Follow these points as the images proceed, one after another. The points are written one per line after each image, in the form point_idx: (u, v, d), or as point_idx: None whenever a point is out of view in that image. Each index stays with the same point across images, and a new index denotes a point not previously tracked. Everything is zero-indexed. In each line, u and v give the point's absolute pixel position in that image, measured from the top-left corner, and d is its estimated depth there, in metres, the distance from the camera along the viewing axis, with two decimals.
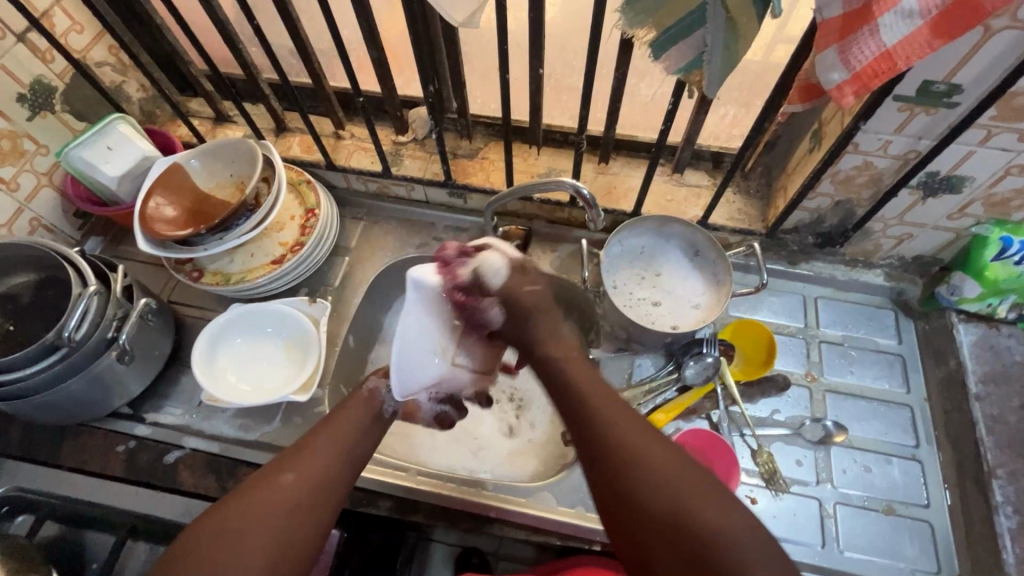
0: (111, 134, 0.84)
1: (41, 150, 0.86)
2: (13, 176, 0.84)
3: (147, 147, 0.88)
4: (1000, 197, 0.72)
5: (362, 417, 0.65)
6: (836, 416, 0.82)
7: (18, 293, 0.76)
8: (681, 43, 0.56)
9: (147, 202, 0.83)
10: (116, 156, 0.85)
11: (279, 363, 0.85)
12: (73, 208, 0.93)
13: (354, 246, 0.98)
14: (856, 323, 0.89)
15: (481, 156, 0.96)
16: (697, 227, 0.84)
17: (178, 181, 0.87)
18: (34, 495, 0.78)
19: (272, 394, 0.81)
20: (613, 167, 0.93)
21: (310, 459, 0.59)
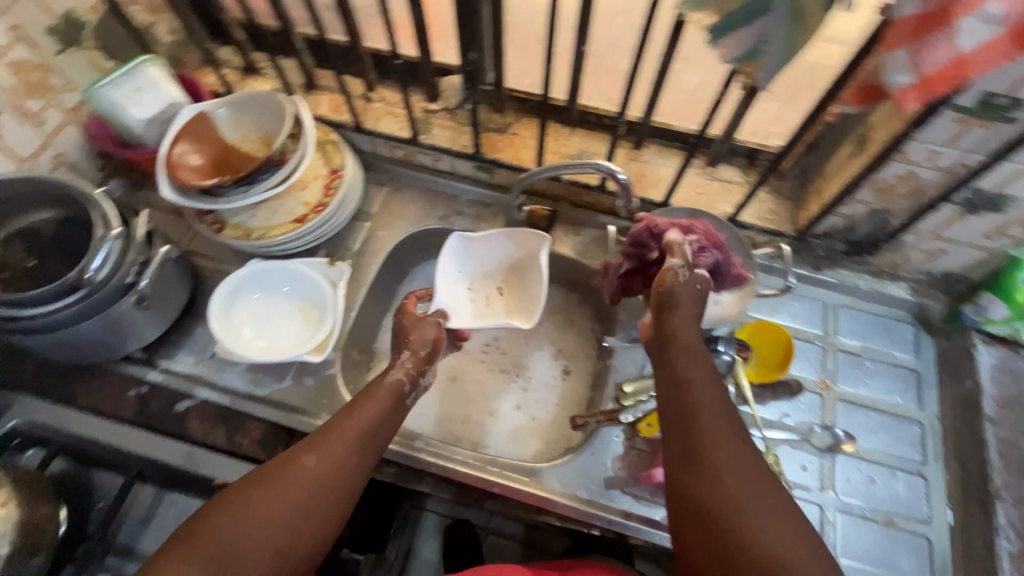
0: (140, 76, 0.82)
1: (68, 86, 0.85)
2: (40, 110, 0.82)
3: (175, 92, 0.86)
4: None
5: (383, 410, 0.64)
6: (845, 424, 0.82)
7: (39, 229, 0.75)
8: (740, 30, 0.54)
9: (172, 148, 0.82)
10: (144, 98, 0.83)
11: (296, 322, 0.85)
12: (96, 148, 0.92)
13: (376, 212, 0.97)
14: (875, 335, 0.88)
15: (511, 131, 0.95)
16: (724, 222, 0.82)
17: (204, 130, 0.85)
18: (46, 430, 0.78)
19: (288, 352, 0.81)
20: (645, 154, 0.91)
21: (325, 463, 0.58)
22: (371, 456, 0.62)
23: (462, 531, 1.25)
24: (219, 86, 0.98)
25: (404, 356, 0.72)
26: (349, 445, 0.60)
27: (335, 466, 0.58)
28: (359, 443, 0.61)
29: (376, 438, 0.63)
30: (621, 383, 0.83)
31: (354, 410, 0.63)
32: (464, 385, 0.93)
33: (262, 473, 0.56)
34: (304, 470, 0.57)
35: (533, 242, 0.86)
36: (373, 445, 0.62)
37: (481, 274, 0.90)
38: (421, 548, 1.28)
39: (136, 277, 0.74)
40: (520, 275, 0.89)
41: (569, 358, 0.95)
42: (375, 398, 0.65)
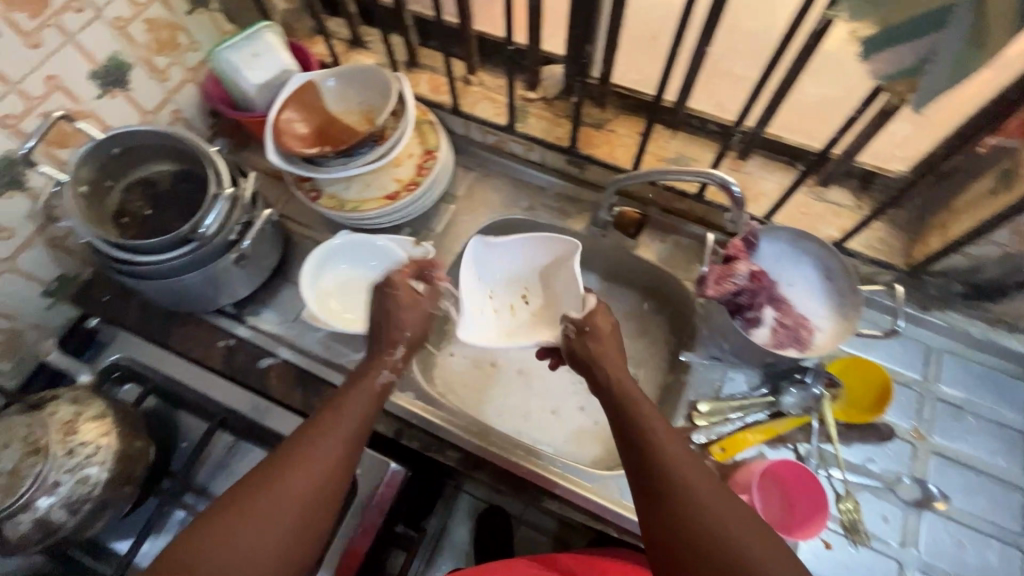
0: (258, 41, 0.85)
1: (192, 45, 0.89)
2: (166, 66, 0.87)
3: (288, 60, 0.89)
4: None
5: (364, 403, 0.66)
6: (937, 480, 0.76)
7: (156, 180, 0.79)
8: (903, 44, 0.50)
9: (280, 114, 0.85)
10: (259, 63, 0.86)
11: (378, 295, 0.86)
12: (208, 107, 0.96)
13: (461, 195, 0.97)
14: (982, 388, 0.81)
15: (608, 128, 0.92)
16: (833, 249, 0.77)
17: (311, 99, 0.88)
18: (143, 370, 0.83)
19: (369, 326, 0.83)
20: (749, 165, 0.86)
21: (317, 469, 0.60)
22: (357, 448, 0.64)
23: (496, 517, 1.25)
24: (326, 57, 1.00)
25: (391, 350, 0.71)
26: (342, 449, 0.62)
27: (330, 469, 0.60)
28: (349, 443, 0.63)
29: (362, 436, 0.65)
30: (695, 402, 0.80)
31: (340, 409, 0.64)
32: (529, 379, 0.92)
33: (255, 481, 0.58)
34: (300, 473, 0.59)
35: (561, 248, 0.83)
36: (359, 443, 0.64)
37: (503, 283, 0.88)
38: (453, 527, 1.29)
39: (238, 236, 0.77)
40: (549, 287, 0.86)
41: (637, 366, 0.93)
42: (360, 397, 0.66)
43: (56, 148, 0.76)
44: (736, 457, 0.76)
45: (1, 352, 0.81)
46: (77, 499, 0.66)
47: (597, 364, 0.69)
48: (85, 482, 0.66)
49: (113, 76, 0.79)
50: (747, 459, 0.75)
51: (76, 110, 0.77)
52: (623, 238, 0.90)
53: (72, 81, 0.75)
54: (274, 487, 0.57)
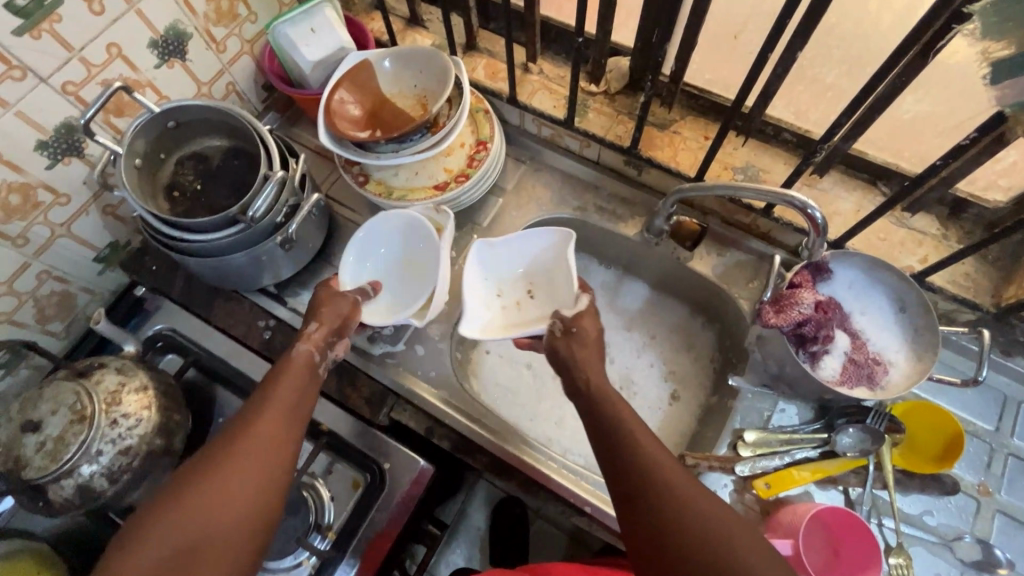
0: (317, 16, 0.83)
1: (251, 17, 0.87)
2: (223, 37, 0.85)
3: (346, 37, 0.86)
4: None
5: (297, 383, 0.63)
6: (1001, 542, 0.70)
7: (208, 155, 0.79)
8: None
9: (333, 94, 0.82)
10: (317, 40, 0.84)
11: (404, 277, 0.82)
12: (263, 81, 0.94)
13: (510, 189, 0.93)
14: None
15: (673, 129, 0.86)
16: (914, 284, 0.70)
17: (365, 80, 0.85)
18: (186, 342, 0.85)
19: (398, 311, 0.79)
20: (824, 182, 0.80)
21: (254, 449, 0.56)
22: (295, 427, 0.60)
23: (515, 509, 1.25)
24: (382, 34, 0.97)
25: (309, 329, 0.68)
26: (276, 425, 0.59)
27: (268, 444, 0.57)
28: (283, 418, 0.60)
29: (300, 411, 0.62)
30: (741, 430, 0.76)
31: (269, 387, 0.61)
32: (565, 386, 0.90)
33: (186, 472, 0.55)
34: (233, 453, 0.56)
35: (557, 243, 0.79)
36: (297, 418, 0.61)
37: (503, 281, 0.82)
38: (470, 514, 1.29)
39: (286, 219, 0.76)
40: (550, 273, 0.80)
41: (678, 383, 0.88)
42: (291, 374, 0.63)
43: (114, 118, 0.76)
44: (781, 495, 0.72)
45: (54, 314, 0.83)
46: (117, 469, 0.67)
47: (579, 368, 0.66)
48: (126, 453, 0.67)
49: (172, 46, 0.78)
50: (793, 498, 0.71)
51: (135, 79, 0.76)
52: (677, 249, 0.85)
53: (132, 50, 0.74)
54: (210, 472, 0.54)
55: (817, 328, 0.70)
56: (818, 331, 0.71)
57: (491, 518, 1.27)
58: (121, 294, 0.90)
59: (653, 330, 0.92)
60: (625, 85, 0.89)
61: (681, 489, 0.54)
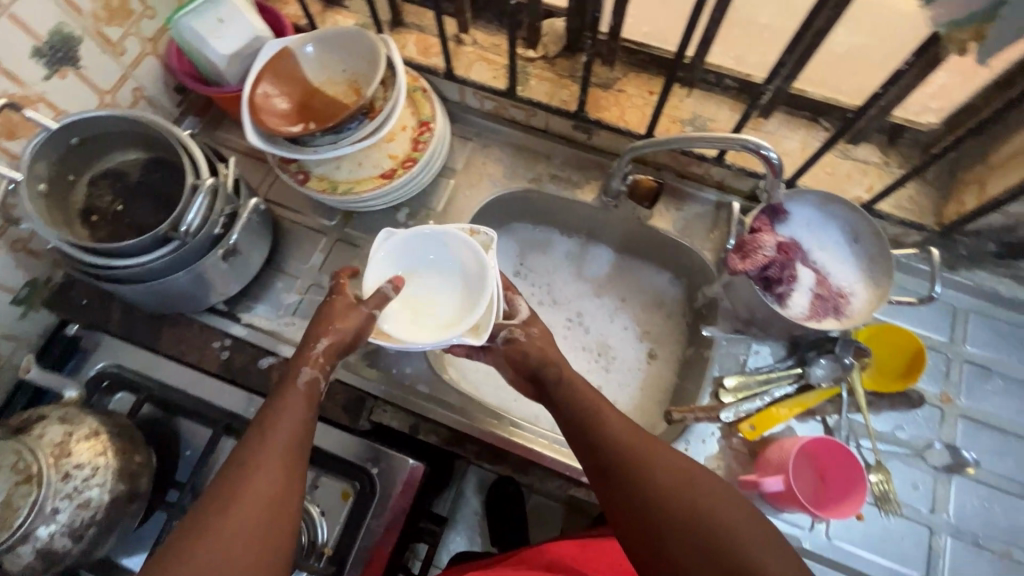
0: (224, 5, 0.75)
1: (147, 12, 0.79)
2: (120, 38, 0.76)
3: (258, 24, 0.79)
4: None
5: (301, 414, 0.59)
6: (966, 444, 0.75)
7: (124, 171, 0.71)
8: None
9: (255, 88, 0.76)
10: (227, 30, 0.76)
11: (448, 299, 0.72)
12: (174, 82, 0.86)
13: (460, 168, 0.90)
14: (1010, 349, 0.79)
15: (617, 87, 0.85)
16: (865, 213, 0.73)
17: (289, 70, 0.79)
18: (135, 376, 0.78)
19: (432, 331, 0.69)
20: (770, 124, 0.80)
21: (258, 489, 0.53)
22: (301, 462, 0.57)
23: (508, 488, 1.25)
24: (300, 18, 0.90)
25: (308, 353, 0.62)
26: (276, 467, 0.55)
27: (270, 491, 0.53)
28: (284, 457, 0.56)
29: (305, 446, 0.58)
30: (720, 377, 0.77)
31: (271, 422, 0.57)
32: None
33: (196, 514, 0.52)
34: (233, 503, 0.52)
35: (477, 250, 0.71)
36: (301, 456, 0.57)
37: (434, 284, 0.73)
38: (465, 500, 1.29)
39: (224, 229, 0.70)
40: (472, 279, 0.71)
41: (654, 341, 0.89)
42: (290, 407, 0.59)
43: (5, 141, 0.68)
44: (767, 433, 0.74)
45: None
46: (80, 526, 0.62)
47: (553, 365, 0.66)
48: (87, 506, 0.62)
49: (60, 53, 0.70)
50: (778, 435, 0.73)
51: (23, 96, 0.68)
52: (638, 210, 0.85)
53: (12, 62, 0.65)
54: (206, 526, 0.51)
55: (783, 266, 0.73)
56: (784, 270, 0.73)
57: (487, 501, 1.27)
58: (50, 336, 0.81)
59: (623, 293, 0.92)
60: (563, 47, 0.87)
61: (656, 477, 0.55)
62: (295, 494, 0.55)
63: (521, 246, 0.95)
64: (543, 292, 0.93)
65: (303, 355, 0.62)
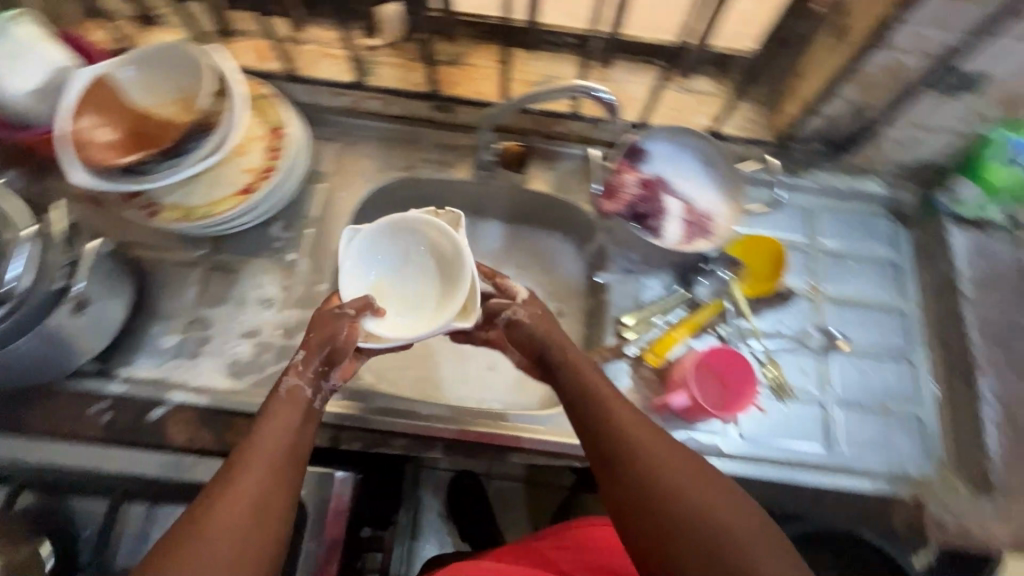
0: (12, 42, 0.69)
1: None
2: None
3: (59, 54, 0.72)
4: (1017, 96, 0.71)
5: (292, 423, 0.58)
6: (836, 324, 0.84)
7: None
8: None
9: (73, 122, 0.69)
10: (21, 67, 0.69)
11: (427, 287, 0.70)
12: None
13: (329, 169, 0.87)
14: (855, 234, 0.89)
15: (465, 62, 0.86)
16: (711, 139, 0.79)
17: (109, 98, 0.72)
18: (6, 466, 0.69)
19: (419, 324, 0.67)
20: (614, 73, 0.85)
21: (246, 496, 0.52)
22: (293, 468, 0.56)
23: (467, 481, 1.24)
24: (116, 42, 0.83)
25: (295, 366, 0.62)
26: (262, 475, 0.53)
27: (254, 500, 0.52)
28: (272, 466, 0.55)
29: (297, 453, 0.57)
30: (619, 317, 0.82)
31: (259, 430, 0.57)
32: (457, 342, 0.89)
33: (183, 523, 0.50)
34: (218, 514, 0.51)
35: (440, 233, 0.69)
36: (292, 465, 0.56)
37: (410, 273, 0.71)
38: (426, 507, 1.26)
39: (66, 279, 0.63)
40: (449, 262, 0.69)
41: (561, 300, 0.90)
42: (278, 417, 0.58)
43: None
44: (669, 358, 0.79)
45: None
46: None
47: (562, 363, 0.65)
48: None
49: None
50: (678, 356, 0.78)
51: None
52: (511, 176, 0.87)
53: None
54: (184, 535, 0.49)
55: (651, 201, 0.79)
56: (651, 204, 0.79)
57: (447, 501, 1.25)
58: None
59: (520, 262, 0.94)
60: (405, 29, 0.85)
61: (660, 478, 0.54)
62: (281, 508, 0.53)
63: None
64: None
65: (292, 369, 0.62)
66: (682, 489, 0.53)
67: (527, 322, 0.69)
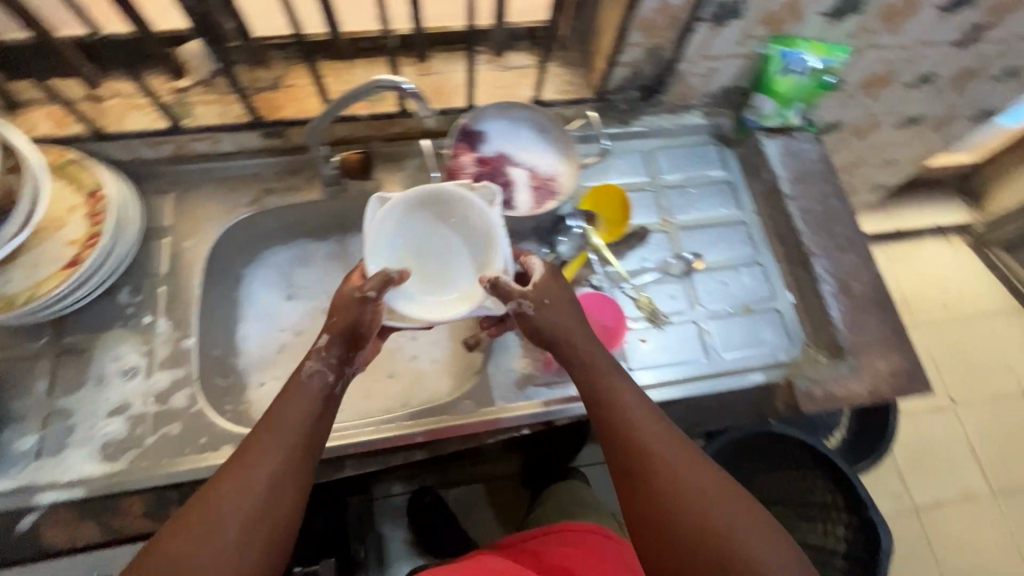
0: None
1: None
2: None
3: None
4: (772, 13, 0.81)
5: (309, 409, 0.59)
6: (692, 246, 0.92)
7: None
8: None
9: None
10: None
11: (460, 259, 0.68)
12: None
13: (170, 223, 0.84)
14: (691, 164, 0.97)
15: (281, 83, 0.85)
16: (536, 108, 0.83)
17: None
18: None
19: (446, 303, 0.65)
20: (434, 67, 0.89)
21: (260, 477, 0.53)
22: (308, 456, 0.58)
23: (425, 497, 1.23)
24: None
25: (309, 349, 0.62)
26: (276, 459, 0.55)
27: (267, 483, 0.54)
28: (290, 451, 0.56)
29: (313, 441, 0.59)
30: None
31: (273, 413, 0.58)
32: None
33: (199, 501, 0.52)
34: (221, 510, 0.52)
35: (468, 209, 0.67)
36: (307, 453, 0.58)
37: (421, 247, 0.68)
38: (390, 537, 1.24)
39: None
40: (472, 240, 0.68)
41: None
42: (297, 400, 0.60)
43: None
44: None
45: None
46: None
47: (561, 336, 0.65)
48: None
49: None
50: None
51: None
52: (359, 185, 0.87)
53: None
54: (196, 515, 0.51)
55: (492, 177, 0.83)
56: (493, 180, 0.83)
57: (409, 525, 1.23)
58: None
59: None
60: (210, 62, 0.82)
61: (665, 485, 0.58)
62: (292, 496, 0.55)
63: (297, 261, 0.93)
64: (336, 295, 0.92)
65: (311, 352, 0.62)
66: (686, 489, 0.57)
67: (532, 311, 0.64)
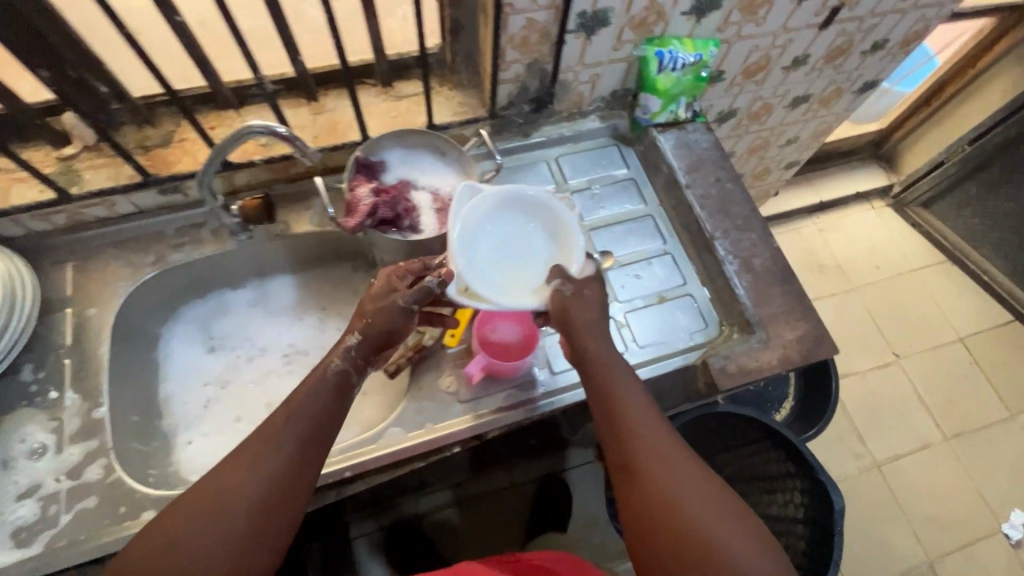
0: None
1: None
2: None
3: None
4: (639, 17, 1.08)
5: (331, 398, 0.85)
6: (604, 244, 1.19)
7: None
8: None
9: None
10: None
11: (519, 259, 0.96)
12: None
13: (73, 293, 1.11)
14: (594, 167, 1.29)
15: (176, 138, 1.14)
16: (432, 133, 1.11)
17: None
18: None
19: (524, 283, 0.94)
20: (328, 105, 1.21)
21: (290, 447, 0.78)
22: (314, 453, 0.80)
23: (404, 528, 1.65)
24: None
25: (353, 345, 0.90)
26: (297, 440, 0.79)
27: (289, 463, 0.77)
28: (308, 437, 0.80)
29: (325, 436, 0.82)
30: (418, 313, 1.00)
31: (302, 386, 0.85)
32: None
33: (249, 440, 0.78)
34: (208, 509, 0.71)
35: (552, 218, 0.99)
36: (321, 448, 0.81)
37: (498, 253, 0.95)
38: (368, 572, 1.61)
39: None
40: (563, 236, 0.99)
41: None
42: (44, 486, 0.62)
43: None
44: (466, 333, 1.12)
45: None
46: None
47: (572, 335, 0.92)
48: None
49: None
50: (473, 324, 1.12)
51: None
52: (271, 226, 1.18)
53: None
54: (240, 462, 0.75)
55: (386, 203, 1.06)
56: (385, 205, 1.05)
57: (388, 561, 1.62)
58: None
59: (324, 299, 1.34)
60: (139, 121, 1.12)
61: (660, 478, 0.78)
62: (308, 479, 0.79)
63: (224, 338, 1.27)
64: (249, 347, 1.28)
65: (348, 344, 0.90)
66: (675, 494, 0.76)
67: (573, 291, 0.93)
